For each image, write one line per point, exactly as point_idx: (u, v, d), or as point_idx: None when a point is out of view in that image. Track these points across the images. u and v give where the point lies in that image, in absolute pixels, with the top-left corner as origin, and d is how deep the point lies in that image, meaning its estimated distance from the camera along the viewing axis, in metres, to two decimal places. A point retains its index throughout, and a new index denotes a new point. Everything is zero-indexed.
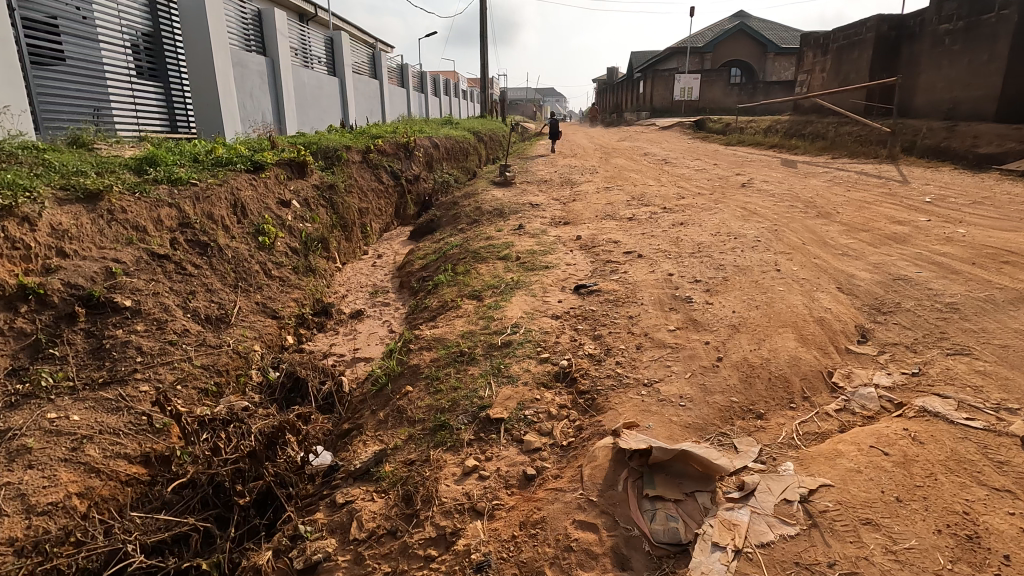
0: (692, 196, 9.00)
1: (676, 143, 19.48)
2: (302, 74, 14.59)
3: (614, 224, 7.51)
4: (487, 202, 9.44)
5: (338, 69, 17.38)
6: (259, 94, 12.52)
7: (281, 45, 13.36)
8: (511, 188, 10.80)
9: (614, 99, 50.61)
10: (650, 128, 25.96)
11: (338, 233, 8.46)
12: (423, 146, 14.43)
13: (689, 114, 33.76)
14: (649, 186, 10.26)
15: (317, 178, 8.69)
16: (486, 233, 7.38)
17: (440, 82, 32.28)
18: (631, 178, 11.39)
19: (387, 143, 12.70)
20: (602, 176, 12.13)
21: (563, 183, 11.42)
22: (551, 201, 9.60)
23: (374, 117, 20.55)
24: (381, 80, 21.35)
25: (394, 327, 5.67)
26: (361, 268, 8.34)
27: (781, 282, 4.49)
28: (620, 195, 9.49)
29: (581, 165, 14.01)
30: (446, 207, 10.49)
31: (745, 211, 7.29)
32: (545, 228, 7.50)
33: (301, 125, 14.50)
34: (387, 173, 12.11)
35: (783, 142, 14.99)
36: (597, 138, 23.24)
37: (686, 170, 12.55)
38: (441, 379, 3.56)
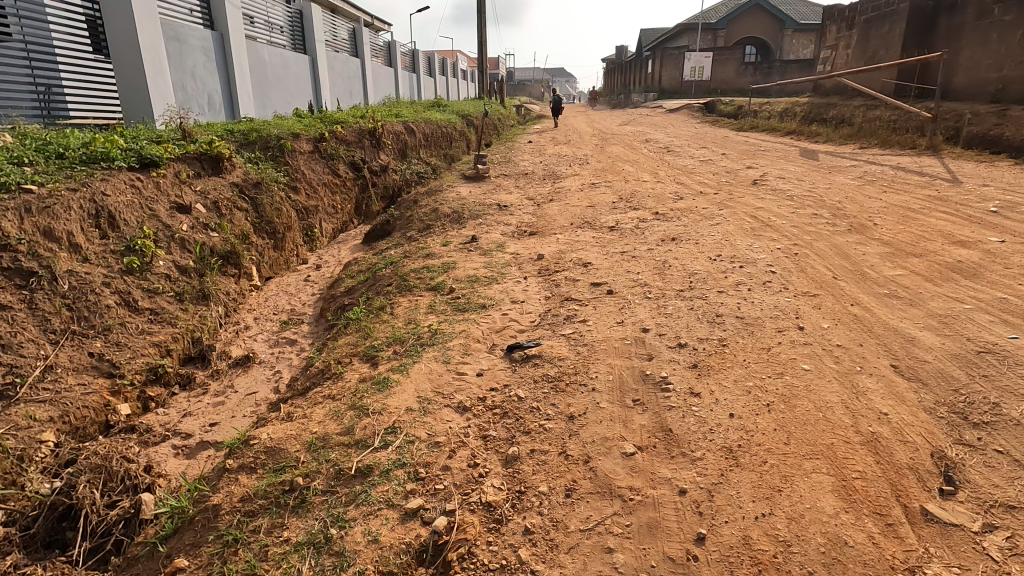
0: (692, 197, 7.46)
1: (683, 127, 17.79)
2: (260, 50, 13.08)
3: (590, 236, 6.03)
4: (448, 202, 7.97)
5: (308, 45, 15.85)
6: (203, 74, 11.06)
7: (232, 18, 11.86)
8: (482, 184, 9.28)
9: (623, 79, 48.31)
10: (657, 111, 24.17)
11: (262, 242, 7.04)
12: (394, 133, 12.87)
13: (700, 96, 31.67)
14: (644, 182, 8.72)
15: (240, 175, 7.26)
16: (429, 248, 5.93)
17: (435, 61, 30.50)
18: (624, 171, 9.84)
19: (349, 130, 11.21)
20: (590, 168, 10.57)
21: (544, 178, 9.89)
22: (523, 201, 8.09)
23: (355, 99, 19.00)
24: (363, 59, 19.72)
25: (280, 385, 4.27)
26: (288, 285, 6.95)
27: (805, 353, 3.00)
28: (606, 194, 7.97)
29: (571, 154, 12.43)
30: (405, 207, 9.01)
31: (755, 220, 5.77)
32: (504, 240, 6.04)
33: (259, 108, 13.01)
34: (347, 164, 10.64)
35: (801, 128, 13.28)
36: (598, 122, 21.55)
37: (689, 161, 10.97)
38: (238, 550, 2.15)
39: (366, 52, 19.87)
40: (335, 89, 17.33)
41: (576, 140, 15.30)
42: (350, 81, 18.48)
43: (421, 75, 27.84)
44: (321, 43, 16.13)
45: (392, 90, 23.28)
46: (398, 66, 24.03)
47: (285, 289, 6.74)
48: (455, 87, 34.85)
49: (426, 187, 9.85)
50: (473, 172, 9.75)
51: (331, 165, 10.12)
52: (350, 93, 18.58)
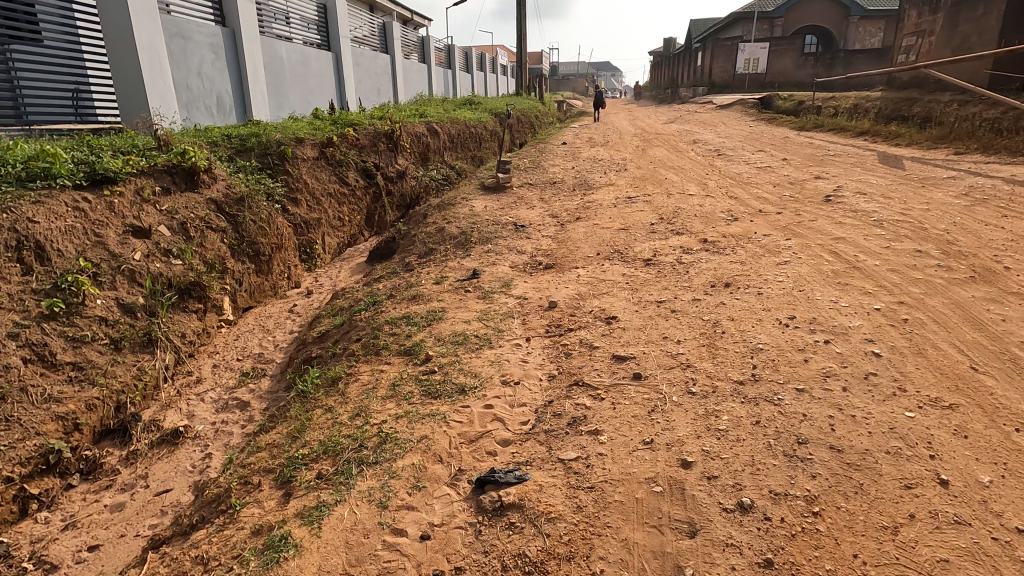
0: (749, 218, 6.12)
1: (736, 126, 16.14)
2: (276, 47, 12.33)
3: (618, 273, 4.84)
4: (458, 220, 6.89)
5: (332, 42, 15.11)
6: (211, 74, 10.38)
7: (245, 13, 11.15)
8: (502, 196, 8.17)
9: (670, 72, 46.22)
10: (707, 107, 22.41)
11: (241, 266, 6.15)
12: (415, 134, 11.89)
13: (753, 91, 29.83)
14: (689, 196, 7.41)
15: (221, 190, 6.40)
16: (418, 284, 4.87)
17: (472, 56, 29.54)
18: (665, 181, 8.54)
19: (363, 133, 10.29)
20: (625, 176, 9.28)
21: (573, 188, 8.71)
22: (544, 219, 6.93)
23: (383, 97, 18.21)
24: (392, 55, 18.91)
25: (201, 483, 3.29)
26: (268, 317, 6.04)
27: (960, 549, 1.77)
28: (642, 212, 6.71)
29: (606, 159, 11.17)
30: (414, 222, 8.00)
31: (836, 258, 4.44)
32: (511, 276, 4.91)
33: (274, 109, 12.28)
34: (358, 171, 9.72)
35: (876, 128, 11.54)
36: (641, 120, 20.06)
37: (744, 167, 9.53)
38: None
39: (396, 48, 19.06)
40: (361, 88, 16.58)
41: (614, 141, 13.97)
42: (377, 78, 17.71)
43: (456, 71, 26.92)
44: (345, 39, 15.37)
45: (424, 87, 22.45)
46: (431, 62, 23.17)
47: (262, 324, 5.83)
48: (492, 82, 33.80)
49: (441, 198, 8.81)
50: (493, 181, 8.63)
51: (338, 171, 9.19)
52: (378, 91, 17.81)
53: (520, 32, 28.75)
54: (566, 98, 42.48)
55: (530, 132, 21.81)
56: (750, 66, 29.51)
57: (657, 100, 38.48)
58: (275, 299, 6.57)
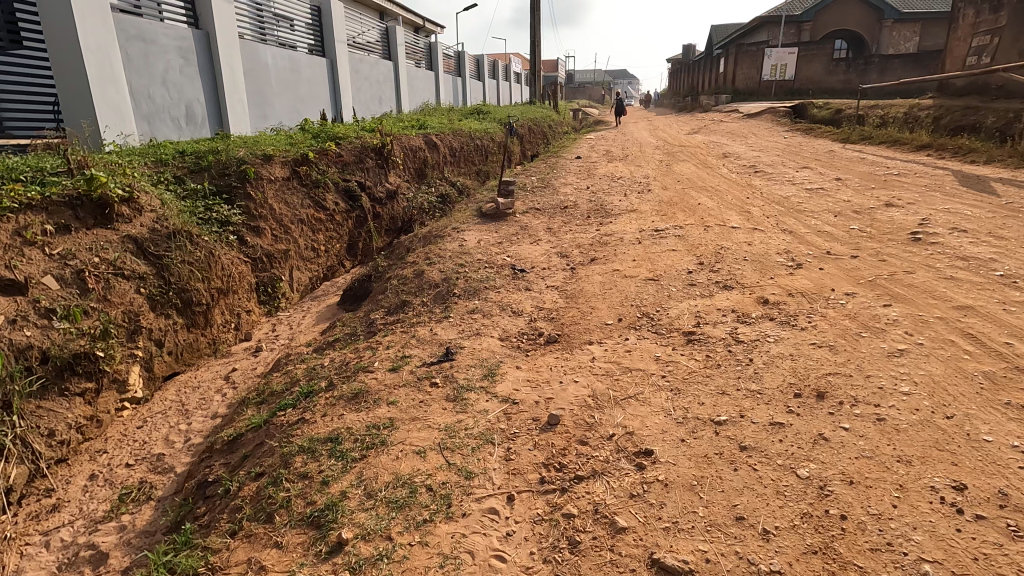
0: (818, 266, 4.69)
1: (769, 137, 14.67)
2: (259, 51, 11.16)
3: (648, 356, 3.44)
4: (443, 260, 5.55)
5: (327, 47, 13.98)
6: (179, 81, 9.23)
7: (222, 14, 10.00)
8: (502, 225, 6.82)
9: (689, 80, 44.75)
10: (733, 116, 20.93)
11: (164, 322, 4.85)
12: (410, 149, 10.60)
13: (780, 98, 28.16)
14: (731, 229, 5.99)
15: (148, 223, 5.12)
16: (368, 368, 3.51)
17: (483, 63, 28.41)
18: (699, 206, 7.12)
19: (347, 148, 9.02)
20: (649, 199, 7.88)
21: (588, 215, 7.33)
22: (550, 259, 5.56)
23: (384, 106, 17.02)
24: (394, 62, 17.76)
25: None
26: (194, 389, 4.74)
27: None
28: (675, 252, 5.31)
29: (626, 177, 9.77)
30: (395, 257, 6.68)
31: (978, 346, 3.00)
32: (498, 357, 3.54)
33: (254, 119, 11.07)
34: (339, 192, 8.45)
35: (940, 141, 10.00)
36: (662, 130, 18.64)
37: (791, 189, 8.09)
38: None
39: (399, 55, 17.93)
40: (360, 97, 15.43)
41: (634, 155, 12.57)
42: (379, 87, 16.57)
43: (466, 79, 25.77)
44: (342, 44, 14.23)
45: (431, 96, 21.31)
46: (439, 70, 22.04)
47: (181, 401, 4.53)
48: (505, 90, 32.66)
49: (432, 225, 7.52)
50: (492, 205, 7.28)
51: (313, 194, 7.92)
52: (379, 100, 16.66)
53: (533, 38, 27.56)
54: (582, 107, 41.18)
55: (542, 143, 20.52)
56: (777, 72, 27.75)
57: (676, 108, 36.99)
58: (211, 360, 5.29)
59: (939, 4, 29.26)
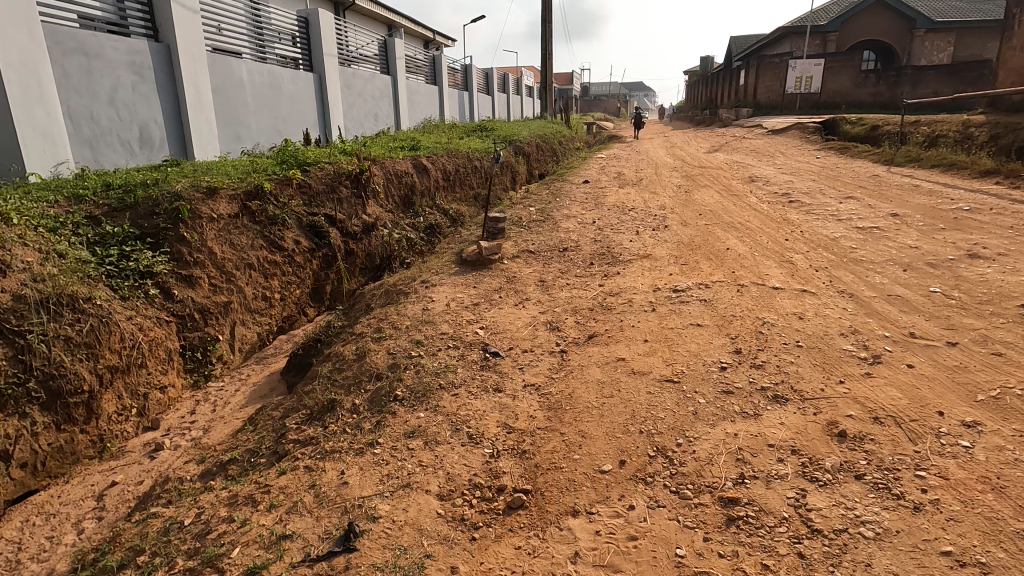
0: (906, 365, 3.35)
1: (799, 157, 13.30)
2: (232, 65, 10.12)
3: (664, 555, 2.12)
4: (396, 334, 4.29)
5: (314, 61, 12.98)
6: (131, 99, 8.20)
7: (185, 24, 8.98)
8: (484, 276, 5.58)
9: (707, 93, 43.47)
10: (756, 132, 19.57)
11: (14, 427, 3.68)
12: (394, 174, 9.44)
13: (806, 112, 26.65)
14: (772, 290, 4.66)
15: (16, 285, 3.94)
16: (221, 561, 2.25)
17: (492, 77, 27.43)
18: (726, 253, 5.79)
19: (317, 176, 7.87)
20: (664, 239, 6.60)
21: (590, 261, 6.05)
22: (535, 333, 4.27)
23: (381, 123, 16.00)
24: (393, 77, 16.79)
25: None
26: (45, 521, 3.54)
27: None
28: (700, 330, 3.99)
29: (638, 208, 8.49)
30: (352, 316, 5.45)
31: None
32: (425, 544, 2.24)
33: (224, 141, 9.99)
34: (302, 228, 7.28)
35: (1009, 166, 8.59)
36: (680, 148, 17.32)
37: (838, 227, 6.74)
38: None
39: (398, 69, 16.96)
40: (352, 113, 14.42)
41: (649, 179, 11.28)
42: (374, 103, 15.57)
43: (473, 94, 24.78)
44: (331, 58, 13.25)
45: (435, 112, 20.33)
46: (443, 85, 21.05)
47: (17, 545, 3.35)
48: (515, 104, 31.64)
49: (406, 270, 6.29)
50: (474, 248, 6.03)
51: (268, 231, 6.75)
52: (375, 117, 15.66)
53: (544, 51, 26.52)
54: (596, 121, 40.01)
55: (552, 161, 19.33)
56: (802, 84, 26.41)
57: (694, 122, 35.65)
58: (89, 467, 4.08)
59: (975, 12, 27.65)
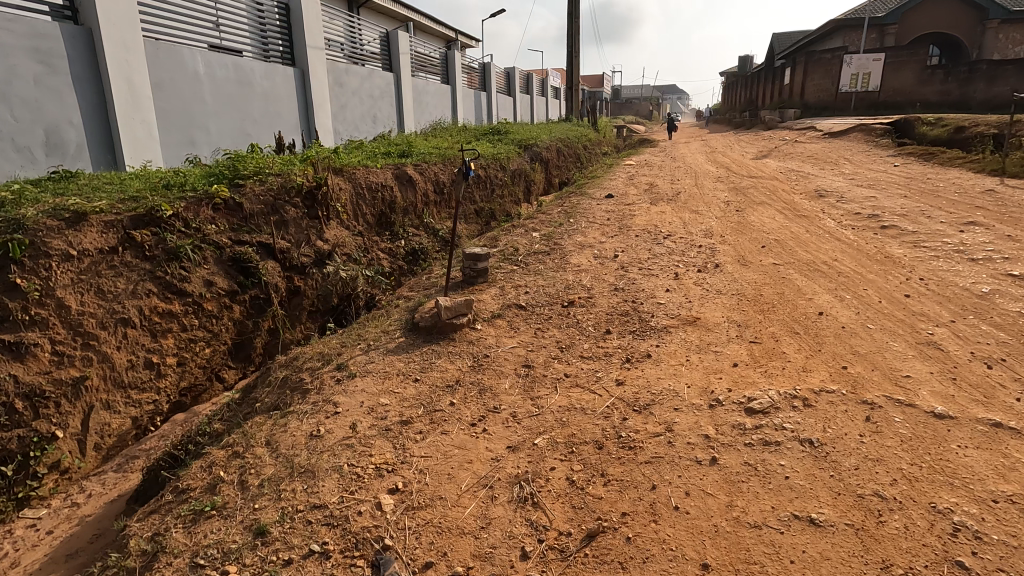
0: None
1: (872, 166, 10.98)
2: (179, 56, 8.45)
3: None
4: (237, 500, 2.37)
5: (296, 54, 11.28)
6: (33, 94, 6.55)
7: (114, 3, 7.32)
8: (437, 357, 3.61)
9: (746, 94, 40.80)
10: (810, 135, 17.16)
11: None
12: (365, 187, 7.58)
13: (862, 113, 23.87)
14: (928, 418, 2.57)
15: None
16: None
17: (514, 77, 25.57)
18: (818, 324, 3.70)
19: (252, 194, 6.06)
20: (715, 292, 4.53)
21: (603, 328, 4.04)
22: (485, 513, 2.26)
23: (379, 125, 14.25)
24: (395, 74, 15.02)
25: None
26: None
27: None
28: (813, 547, 1.93)
29: (674, 236, 6.43)
30: (233, 416, 3.57)
31: None
32: None
33: (168, 146, 8.31)
34: (222, 263, 5.46)
35: None
36: (722, 153, 15.13)
37: (979, 275, 4.55)
38: None
39: (402, 66, 15.20)
40: (343, 115, 12.70)
41: (689, 192, 9.18)
42: (372, 103, 13.85)
43: (492, 94, 22.96)
44: (316, 51, 11.55)
45: (448, 113, 18.54)
46: (458, 84, 19.25)
47: None
48: (540, 106, 29.73)
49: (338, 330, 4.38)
50: (431, 305, 4.08)
51: (165, 269, 4.93)
52: (373, 119, 13.93)
53: (570, 48, 24.50)
54: (627, 124, 37.74)
55: (574, 168, 17.34)
56: (858, 82, 23.63)
57: (733, 124, 33.01)
58: None
59: None
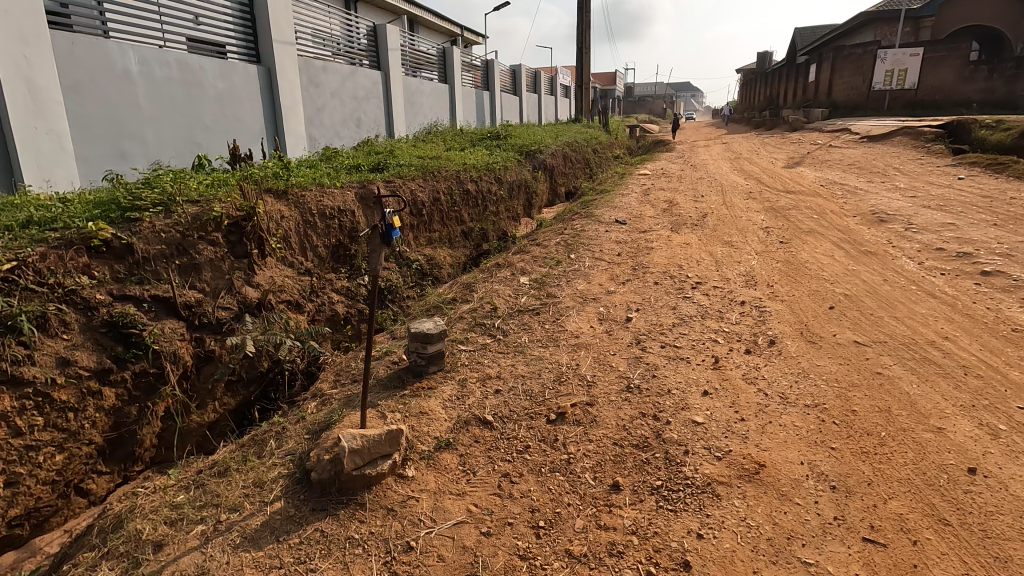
0: None
1: (933, 180, 9.35)
2: (102, 53, 7.03)
3: None
4: None
5: (260, 49, 9.86)
6: None
7: None
8: (324, 556, 2.16)
9: (766, 91, 38.94)
10: (847, 139, 15.46)
11: None
12: (316, 213, 6.12)
13: (896, 112, 21.99)
14: None
15: None
16: None
17: (520, 76, 24.03)
18: (970, 506, 2.18)
19: (149, 230, 4.62)
20: (778, 403, 3.00)
21: (606, 478, 2.55)
22: None
23: (364, 129, 12.80)
24: (382, 73, 13.55)
25: None
26: None
27: None
28: None
29: (705, 284, 4.90)
30: None
31: None
32: None
33: (89, 162, 6.93)
34: (92, 330, 4.01)
35: None
36: (749, 160, 13.53)
37: None
38: None
39: (390, 63, 13.74)
40: (320, 119, 11.27)
41: (717, 213, 7.65)
42: (354, 105, 12.41)
43: (496, 94, 21.45)
44: (285, 46, 10.12)
45: (445, 115, 17.06)
46: (456, 83, 17.76)
47: None
48: (548, 106, 28.16)
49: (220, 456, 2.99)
50: (335, 434, 2.60)
51: None
52: (356, 122, 12.50)
53: (579, 44, 22.87)
54: (639, 124, 36.04)
55: (583, 175, 15.86)
56: (893, 79, 21.90)
57: (752, 125, 31.20)
58: None
59: None
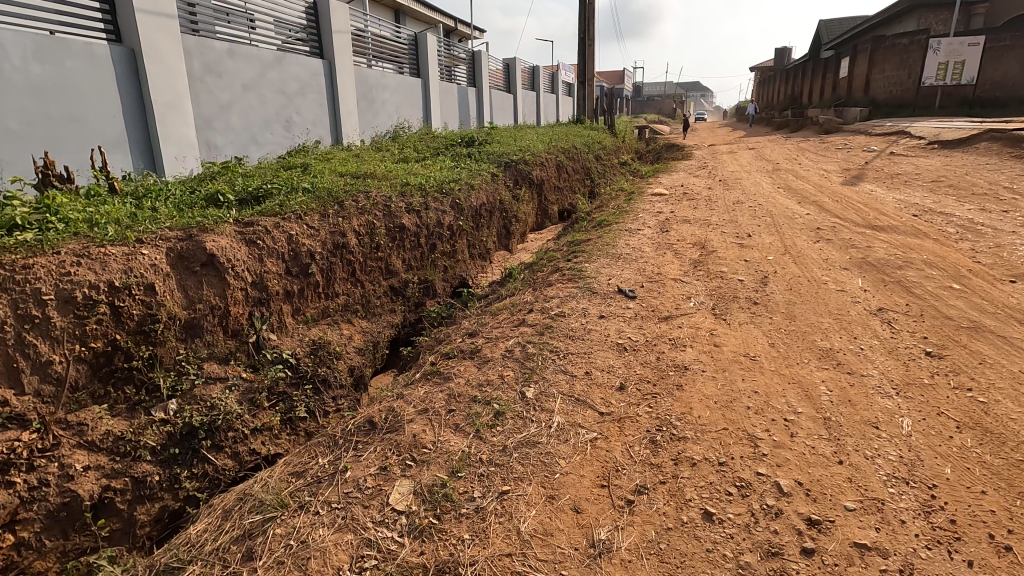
0: None
1: None
2: None
3: None
4: None
5: (121, 23, 6.95)
6: None
7: None
8: None
9: (787, 89, 35.80)
10: (912, 145, 12.41)
11: None
12: (52, 300, 3.28)
13: (947, 110, 18.88)
14: None
15: None
16: None
17: (514, 70, 21.11)
18: None
19: None
20: None
21: None
22: None
23: (297, 134, 9.95)
24: (325, 62, 10.69)
25: None
26: None
27: None
28: None
29: (832, 536, 1.99)
30: None
31: None
32: None
33: None
34: None
35: None
36: (794, 173, 10.55)
37: None
38: None
39: (337, 50, 10.87)
40: (225, 120, 8.43)
41: (784, 274, 4.73)
42: (281, 102, 9.56)
43: (484, 91, 18.57)
44: (164, 21, 7.26)
45: (417, 115, 14.20)
46: (433, 77, 14.89)
47: None
48: (547, 105, 25.24)
49: None
50: None
51: None
52: (283, 125, 9.64)
53: (581, 33, 19.86)
54: (649, 125, 33.01)
55: (581, 188, 12.97)
56: (947, 73, 18.69)
57: (774, 126, 28.15)
58: None
59: None
